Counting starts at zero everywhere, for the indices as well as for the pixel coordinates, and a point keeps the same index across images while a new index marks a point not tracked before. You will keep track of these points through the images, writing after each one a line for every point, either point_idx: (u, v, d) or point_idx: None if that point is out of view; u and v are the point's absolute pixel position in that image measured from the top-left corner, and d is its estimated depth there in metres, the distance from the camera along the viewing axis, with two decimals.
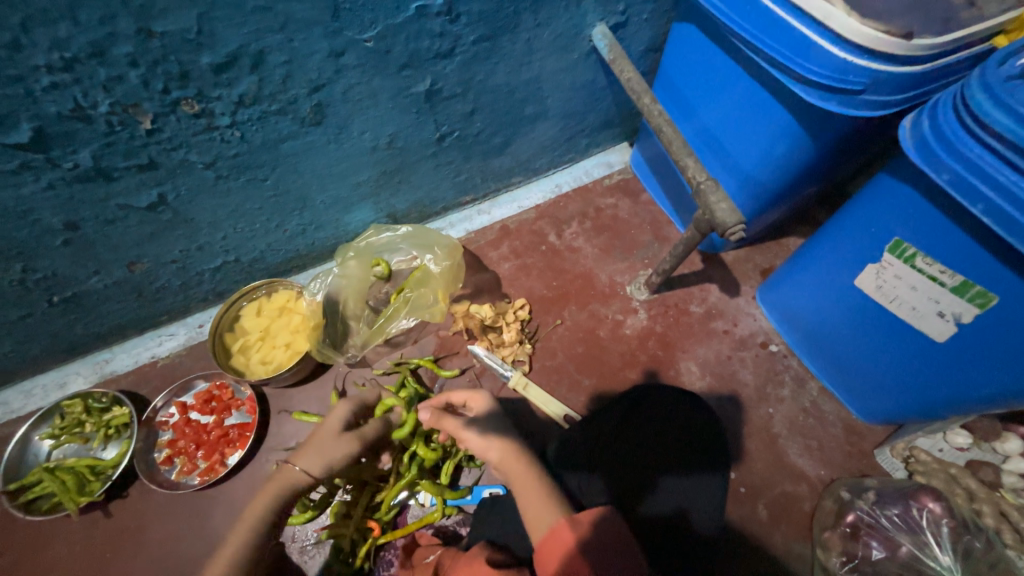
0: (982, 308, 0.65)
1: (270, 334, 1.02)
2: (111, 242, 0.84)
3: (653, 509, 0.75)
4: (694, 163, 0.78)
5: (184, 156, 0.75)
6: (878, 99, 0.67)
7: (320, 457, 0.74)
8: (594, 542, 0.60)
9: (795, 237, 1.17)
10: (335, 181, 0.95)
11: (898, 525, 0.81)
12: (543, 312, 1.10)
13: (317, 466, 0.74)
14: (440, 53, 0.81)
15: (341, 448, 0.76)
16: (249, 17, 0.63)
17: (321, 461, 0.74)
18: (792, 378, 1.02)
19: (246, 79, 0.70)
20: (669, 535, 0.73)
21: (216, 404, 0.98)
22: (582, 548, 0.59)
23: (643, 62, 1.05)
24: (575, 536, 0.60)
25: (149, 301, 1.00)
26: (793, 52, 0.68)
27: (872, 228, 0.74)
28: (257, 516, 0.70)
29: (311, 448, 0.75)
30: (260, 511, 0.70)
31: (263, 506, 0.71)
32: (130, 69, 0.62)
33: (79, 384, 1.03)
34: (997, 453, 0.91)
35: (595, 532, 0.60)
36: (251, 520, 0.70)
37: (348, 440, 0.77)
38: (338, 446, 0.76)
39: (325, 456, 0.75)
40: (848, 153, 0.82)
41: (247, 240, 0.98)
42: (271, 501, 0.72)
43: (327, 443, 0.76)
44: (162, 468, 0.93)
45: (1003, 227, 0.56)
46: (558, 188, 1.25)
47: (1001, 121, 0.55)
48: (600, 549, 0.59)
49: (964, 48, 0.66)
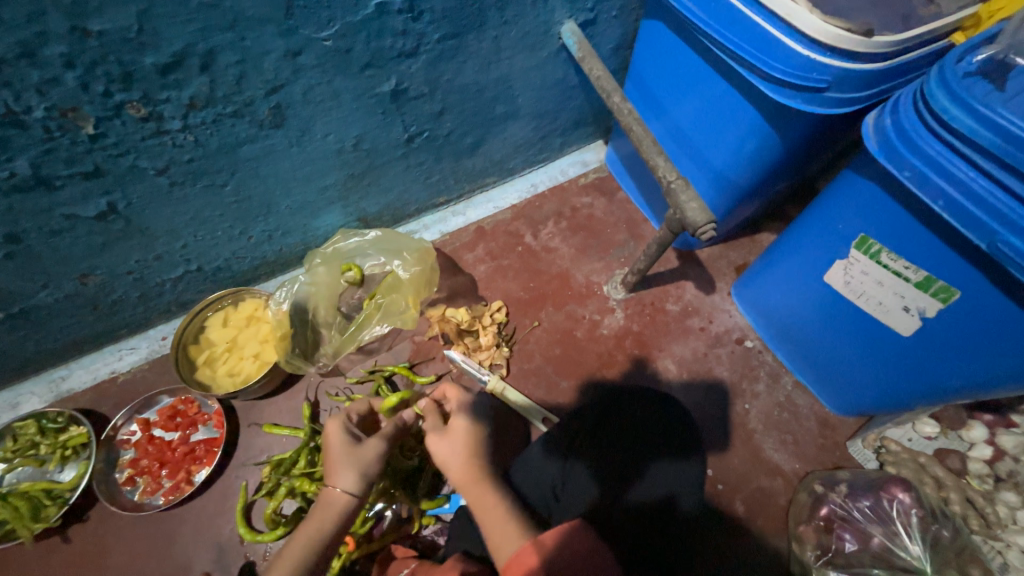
0: (945, 303, 0.66)
1: (238, 345, 0.99)
2: (59, 254, 0.79)
3: (640, 496, 0.73)
4: (664, 162, 0.78)
5: (133, 162, 0.72)
6: (842, 97, 0.67)
7: (356, 471, 0.69)
8: (560, 560, 0.58)
9: (768, 234, 1.18)
10: (300, 185, 0.92)
11: (870, 516, 0.82)
12: (520, 314, 1.09)
13: (357, 479, 0.68)
14: (405, 52, 0.79)
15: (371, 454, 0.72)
16: (195, 15, 0.60)
17: (360, 473, 0.69)
18: (767, 373, 1.02)
19: (197, 80, 0.66)
20: (659, 523, 0.71)
21: (181, 420, 0.94)
22: (548, 568, 0.57)
23: (614, 59, 1.04)
24: (541, 557, 0.58)
25: (106, 314, 0.96)
26: (758, 50, 0.68)
27: (839, 225, 0.75)
28: (309, 548, 0.63)
29: (342, 464, 0.69)
30: (308, 543, 0.64)
31: (315, 534, 0.64)
32: (66, 71, 0.58)
33: (33, 404, 0.98)
34: (964, 440, 0.93)
35: (560, 548, 0.59)
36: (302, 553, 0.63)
37: (375, 444, 0.73)
38: (370, 454, 0.71)
39: (360, 468, 0.69)
40: (815, 150, 0.82)
41: (209, 248, 0.94)
42: (323, 530, 0.65)
43: (355, 454, 0.71)
44: (123, 488, 0.89)
45: (963, 223, 0.57)
46: (533, 187, 1.24)
47: (960, 118, 0.55)
48: (567, 567, 0.57)
49: (923, 46, 0.66)
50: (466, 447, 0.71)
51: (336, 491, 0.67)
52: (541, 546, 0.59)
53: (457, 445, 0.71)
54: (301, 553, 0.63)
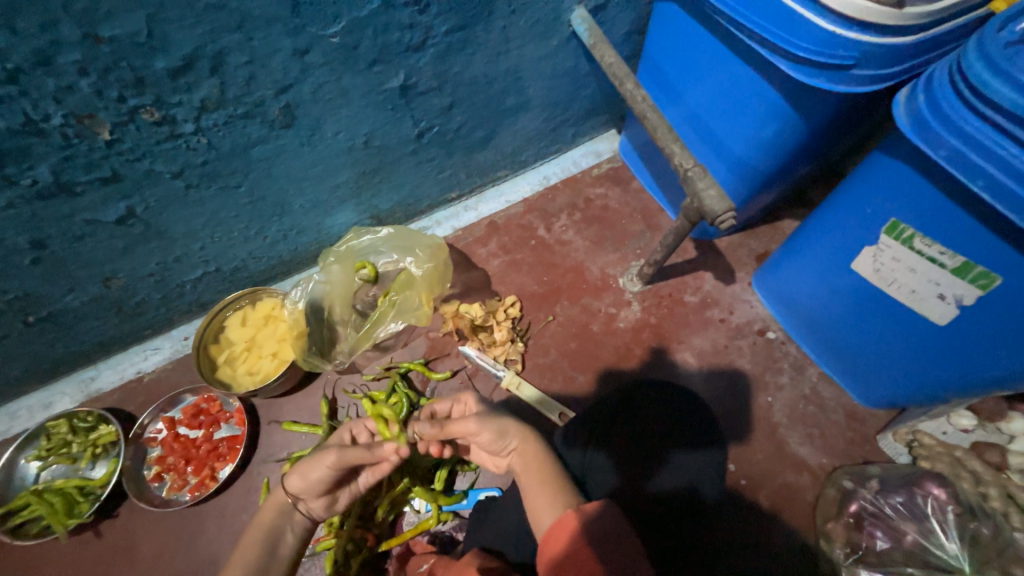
0: (985, 290, 0.63)
1: (256, 344, 1.00)
2: (83, 258, 0.81)
3: (663, 485, 0.71)
4: (681, 149, 0.75)
5: (149, 167, 0.73)
6: (871, 73, 0.64)
7: (297, 473, 0.68)
8: (601, 529, 0.56)
9: (791, 220, 1.14)
10: (312, 184, 0.92)
11: (903, 513, 0.79)
12: (535, 308, 1.07)
13: (301, 484, 0.67)
14: (412, 46, 0.78)
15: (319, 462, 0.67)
16: (202, 17, 0.60)
17: (301, 475, 0.67)
18: (791, 365, 0.99)
19: (207, 83, 0.66)
20: (682, 514, 0.69)
21: (204, 418, 0.97)
22: (589, 535, 0.56)
23: (627, 45, 1.01)
24: (582, 523, 0.57)
25: (130, 316, 0.98)
26: (780, 27, 0.64)
27: (867, 210, 0.71)
28: (260, 536, 0.65)
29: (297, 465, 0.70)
30: (259, 534, 0.66)
31: (265, 523, 0.67)
32: (81, 78, 0.59)
33: (65, 404, 1.01)
34: (1002, 433, 0.87)
35: (600, 516, 0.57)
36: (254, 541, 0.65)
37: (329, 455, 0.66)
38: (319, 464, 0.66)
39: (305, 470, 0.68)
40: (841, 132, 0.78)
41: (226, 249, 0.95)
42: (266, 525, 0.67)
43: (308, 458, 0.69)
44: (151, 485, 0.92)
45: (1006, 204, 0.53)
46: (545, 180, 1.22)
47: (1002, 92, 0.51)
48: (607, 536, 0.56)
49: (960, 15, 0.62)
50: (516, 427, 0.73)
51: (280, 492, 0.69)
52: (581, 513, 0.58)
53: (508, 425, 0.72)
54: (252, 541, 0.65)
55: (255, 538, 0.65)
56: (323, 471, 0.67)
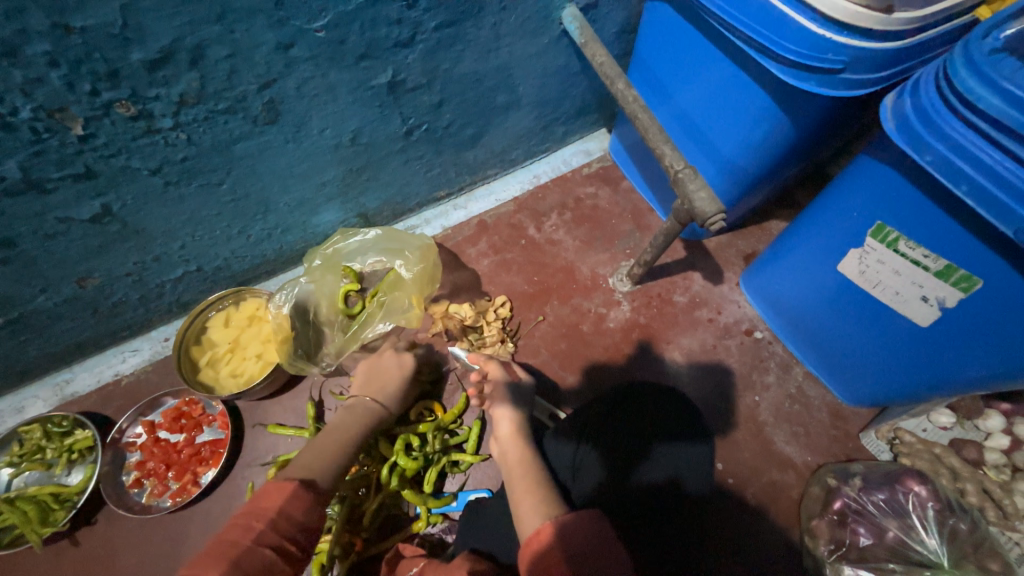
0: (967, 292, 0.64)
1: (240, 346, 0.98)
2: (55, 258, 0.78)
3: (643, 478, 0.71)
4: (671, 150, 0.75)
5: (124, 163, 0.70)
6: (858, 78, 0.64)
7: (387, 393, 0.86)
8: (576, 543, 0.57)
9: (777, 221, 1.15)
10: (298, 182, 0.90)
11: (884, 510, 0.81)
12: (524, 308, 1.07)
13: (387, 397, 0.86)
14: (401, 41, 0.76)
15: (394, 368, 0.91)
16: (181, 7, 0.57)
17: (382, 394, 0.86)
18: (778, 364, 1.01)
19: (186, 76, 0.64)
20: (663, 506, 0.70)
21: (186, 422, 0.94)
22: (564, 549, 0.57)
23: (617, 45, 1.00)
24: (557, 536, 0.58)
25: (106, 317, 0.95)
26: (769, 30, 0.65)
27: (854, 213, 0.72)
28: (341, 445, 0.76)
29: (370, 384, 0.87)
30: (336, 446, 0.75)
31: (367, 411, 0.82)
32: (51, 69, 0.56)
33: (38, 408, 0.97)
34: (979, 430, 0.91)
35: (576, 529, 0.58)
36: (334, 450, 0.74)
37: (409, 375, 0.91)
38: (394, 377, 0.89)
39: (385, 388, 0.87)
40: (828, 134, 0.79)
41: (208, 248, 0.93)
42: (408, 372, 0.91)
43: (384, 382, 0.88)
44: (131, 491, 0.89)
45: (989, 209, 0.54)
46: (535, 179, 1.21)
47: (986, 98, 0.52)
48: (581, 550, 0.57)
49: (945, 22, 0.63)
50: (514, 421, 0.78)
51: (367, 402, 0.83)
52: (558, 525, 0.59)
53: (515, 415, 0.79)
54: (330, 453, 0.74)
55: (331, 448, 0.75)
56: (398, 382, 0.89)
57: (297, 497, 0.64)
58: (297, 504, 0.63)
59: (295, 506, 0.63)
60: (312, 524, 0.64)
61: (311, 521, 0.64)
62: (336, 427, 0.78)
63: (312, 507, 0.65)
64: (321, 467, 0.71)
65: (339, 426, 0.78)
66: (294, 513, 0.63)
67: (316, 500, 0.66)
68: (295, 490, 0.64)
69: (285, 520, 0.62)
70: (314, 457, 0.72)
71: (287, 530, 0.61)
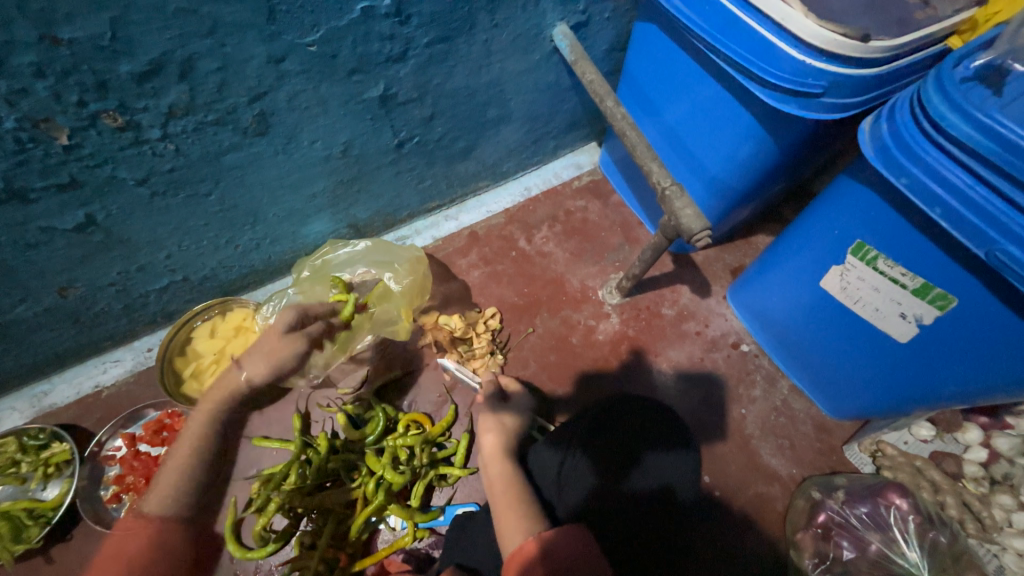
0: (943, 310, 0.65)
1: (226, 356, 0.96)
2: (36, 267, 0.77)
3: (641, 489, 0.71)
4: (658, 168, 0.76)
5: (110, 173, 0.69)
6: (839, 102, 0.66)
7: (266, 362, 0.77)
8: (560, 556, 0.60)
9: (764, 235, 1.17)
10: (287, 192, 0.90)
11: (867, 523, 0.82)
12: (515, 320, 1.07)
13: (258, 366, 0.77)
14: (392, 57, 0.77)
15: (284, 347, 0.79)
16: (171, 21, 0.57)
17: (272, 364, 0.78)
18: (764, 377, 1.02)
19: (176, 88, 0.64)
20: (657, 512, 0.71)
21: (168, 434, 0.92)
22: (546, 563, 0.59)
23: (608, 62, 1.02)
24: (541, 550, 0.60)
25: (88, 327, 0.93)
26: (753, 54, 0.67)
27: (835, 231, 0.74)
28: (186, 471, 0.70)
29: (255, 354, 0.78)
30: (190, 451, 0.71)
31: (190, 451, 0.71)
32: (37, 80, 0.55)
33: (14, 420, 0.95)
34: (958, 443, 0.93)
35: (558, 542, 0.61)
36: (179, 470, 0.70)
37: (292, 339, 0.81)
38: (285, 347, 0.79)
39: (270, 360, 0.78)
40: (810, 154, 0.81)
41: (195, 258, 0.92)
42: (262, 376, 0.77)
43: (272, 349, 0.79)
44: (109, 506, 0.87)
45: (964, 231, 0.56)
46: (526, 191, 1.22)
47: (957, 124, 0.54)
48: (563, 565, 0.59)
49: (920, 50, 0.65)
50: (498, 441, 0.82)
51: (234, 375, 0.76)
52: (540, 540, 0.61)
53: (491, 427, 0.85)
54: (174, 480, 0.69)
55: (178, 464, 0.70)
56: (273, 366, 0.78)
57: (149, 536, 0.64)
58: (136, 542, 0.64)
59: (134, 541, 0.63)
60: (176, 550, 0.66)
61: (168, 543, 0.66)
62: (166, 468, 0.70)
63: (166, 536, 0.66)
64: (165, 492, 0.68)
65: (184, 435, 0.72)
66: (138, 547, 0.63)
67: (168, 526, 0.66)
68: (138, 527, 0.65)
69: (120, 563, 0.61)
70: (163, 476, 0.69)
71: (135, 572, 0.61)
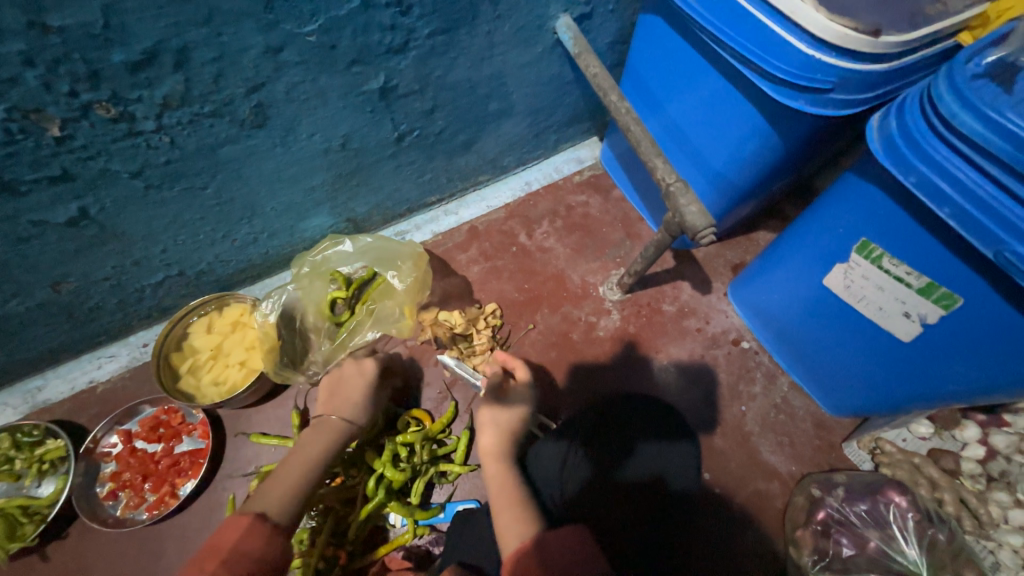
0: (947, 309, 0.65)
1: (223, 352, 0.95)
2: (28, 261, 0.75)
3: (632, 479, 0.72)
4: (663, 164, 0.75)
5: (103, 165, 0.68)
6: (846, 98, 0.65)
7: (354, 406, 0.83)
8: (558, 557, 0.58)
9: (765, 232, 1.17)
10: (286, 185, 0.88)
11: (866, 520, 0.83)
12: (515, 316, 1.07)
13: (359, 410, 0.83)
14: (393, 48, 0.75)
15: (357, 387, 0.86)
16: (165, 9, 0.56)
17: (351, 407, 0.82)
18: (764, 374, 1.02)
19: (170, 79, 0.62)
20: (649, 502, 0.71)
21: (164, 431, 0.91)
22: (543, 564, 0.58)
23: (611, 55, 1.01)
24: (539, 552, 0.59)
25: (82, 322, 0.91)
26: (760, 48, 0.65)
27: (840, 229, 0.73)
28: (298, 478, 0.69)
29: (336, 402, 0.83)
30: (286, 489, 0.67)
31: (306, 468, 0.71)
32: (26, 69, 0.54)
33: (7, 416, 0.94)
34: (956, 440, 0.94)
35: (557, 543, 0.59)
36: (291, 483, 0.68)
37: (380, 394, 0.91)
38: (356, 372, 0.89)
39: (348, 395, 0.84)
40: (815, 151, 0.81)
41: (191, 252, 0.90)
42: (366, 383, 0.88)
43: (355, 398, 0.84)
44: (105, 503, 0.86)
45: (971, 231, 0.56)
46: (526, 186, 1.21)
47: (969, 123, 0.53)
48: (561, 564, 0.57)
49: (929, 46, 0.64)
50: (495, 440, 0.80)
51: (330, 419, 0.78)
52: (538, 541, 0.60)
53: (485, 431, 0.82)
54: (291, 483, 0.68)
55: (290, 482, 0.68)
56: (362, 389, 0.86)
57: (253, 530, 0.60)
58: (255, 534, 0.60)
59: (252, 539, 0.59)
60: (270, 562, 0.59)
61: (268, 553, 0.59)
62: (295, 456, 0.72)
63: (271, 541, 0.60)
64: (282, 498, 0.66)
65: (302, 449, 0.73)
66: (249, 551, 0.58)
67: (276, 531, 0.62)
68: (251, 523, 0.60)
69: (245, 557, 0.57)
70: (277, 485, 0.67)
71: (244, 565, 0.57)
